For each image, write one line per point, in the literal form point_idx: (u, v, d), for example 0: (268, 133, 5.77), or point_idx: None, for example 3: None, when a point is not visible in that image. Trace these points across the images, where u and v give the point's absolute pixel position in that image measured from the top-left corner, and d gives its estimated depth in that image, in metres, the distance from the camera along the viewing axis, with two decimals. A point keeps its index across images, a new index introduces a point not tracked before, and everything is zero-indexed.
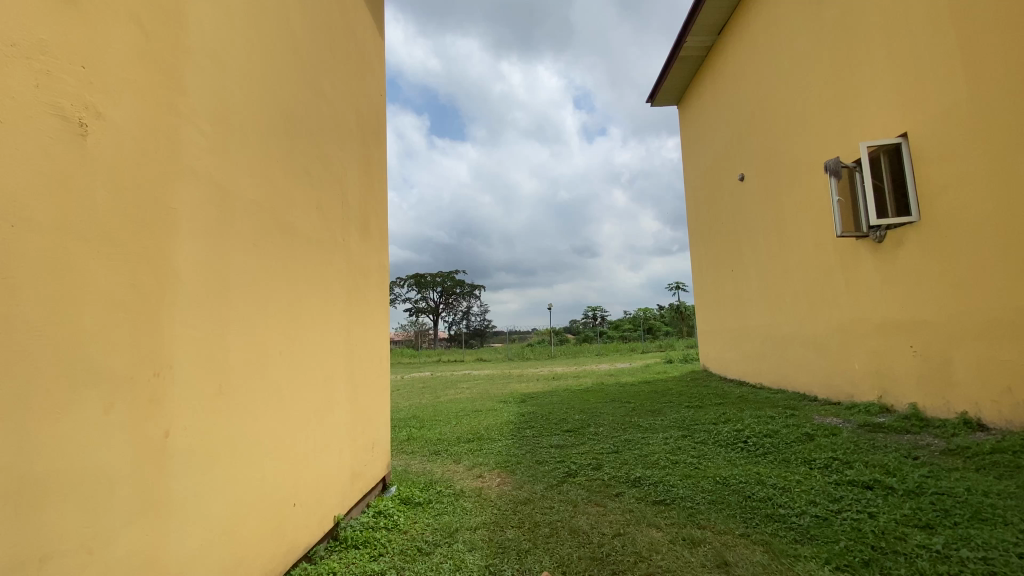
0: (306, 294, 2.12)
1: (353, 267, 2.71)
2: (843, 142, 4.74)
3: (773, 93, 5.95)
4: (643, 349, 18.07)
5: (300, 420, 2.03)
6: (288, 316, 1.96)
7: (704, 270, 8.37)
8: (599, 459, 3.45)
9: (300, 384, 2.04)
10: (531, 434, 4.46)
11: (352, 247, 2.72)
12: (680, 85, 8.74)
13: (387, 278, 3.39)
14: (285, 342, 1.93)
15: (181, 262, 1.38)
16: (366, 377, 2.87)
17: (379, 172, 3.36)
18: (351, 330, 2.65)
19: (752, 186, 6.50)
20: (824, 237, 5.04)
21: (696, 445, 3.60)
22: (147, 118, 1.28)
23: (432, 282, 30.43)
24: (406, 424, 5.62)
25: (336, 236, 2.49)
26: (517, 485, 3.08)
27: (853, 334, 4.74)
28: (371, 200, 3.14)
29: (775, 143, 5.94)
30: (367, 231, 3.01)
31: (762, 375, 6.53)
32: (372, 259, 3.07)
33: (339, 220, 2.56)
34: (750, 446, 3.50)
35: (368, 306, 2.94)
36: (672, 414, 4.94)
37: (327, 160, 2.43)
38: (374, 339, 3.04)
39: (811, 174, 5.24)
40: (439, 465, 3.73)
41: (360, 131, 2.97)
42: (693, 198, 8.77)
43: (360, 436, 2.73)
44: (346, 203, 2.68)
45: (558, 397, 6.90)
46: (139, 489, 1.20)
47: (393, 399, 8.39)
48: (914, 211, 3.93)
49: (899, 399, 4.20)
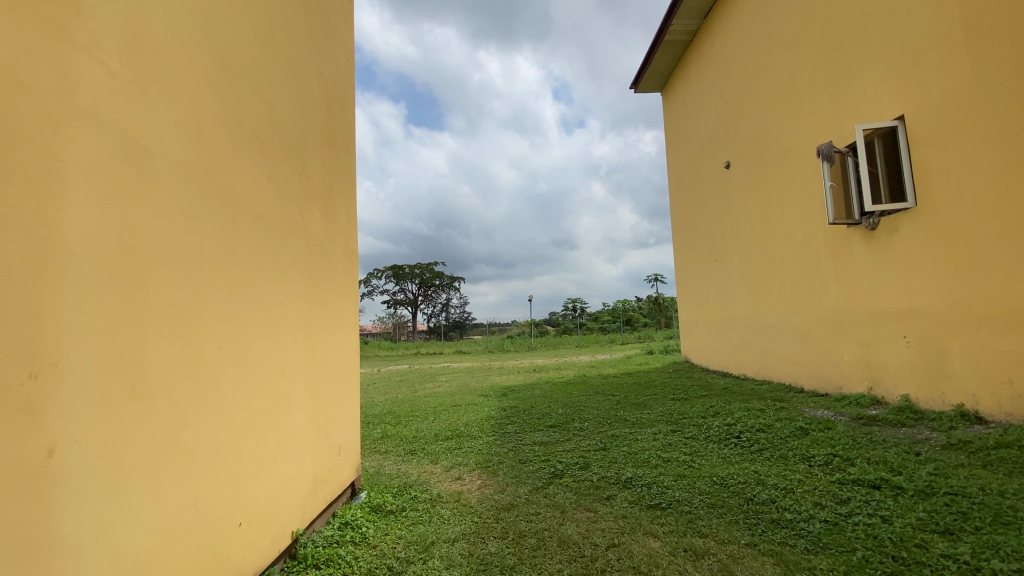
0: (255, 279, 1.83)
1: (314, 250, 2.41)
2: (835, 127, 4.59)
3: (761, 77, 5.78)
4: (623, 341, 17.99)
5: (247, 425, 1.75)
6: (231, 303, 1.67)
7: (687, 261, 8.22)
8: (586, 457, 3.22)
9: (247, 382, 1.75)
10: (513, 430, 4.22)
11: (313, 227, 2.42)
12: (665, 70, 8.53)
13: (356, 263, 3.08)
14: (227, 335, 1.64)
15: (72, 232, 1.09)
16: (331, 373, 2.58)
17: (347, 146, 3.05)
18: (313, 322, 2.36)
19: (739, 173, 6.33)
20: (813, 225, 4.90)
21: (689, 442, 3.41)
22: (21, 39, 0.98)
23: (411, 273, 29.93)
24: (380, 421, 5.33)
25: (293, 214, 2.19)
26: (498, 488, 2.83)
27: (842, 325, 4.62)
28: (337, 177, 2.83)
29: (763, 129, 5.78)
30: (331, 211, 2.70)
31: (746, 367, 6.41)
32: (337, 243, 2.77)
33: (297, 196, 2.26)
34: (744, 441, 3.32)
35: (333, 294, 2.64)
36: (659, 408, 4.76)
37: (282, 126, 2.13)
38: (341, 331, 2.75)
39: (801, 160, 5.08)
40: (414, 466, 3.45)
41: (323, 97, 2.65)
42: (677, 188, 8.61)
43: (324, 439, 2.45)
44: (306, 177, 2.38)
45: (540, 390, 6.67)
46: (6, 525, 0.92)
47: (368, 394, 8.06)
48: (910, 198, 3.79)
49: (890, 391, 4.10)
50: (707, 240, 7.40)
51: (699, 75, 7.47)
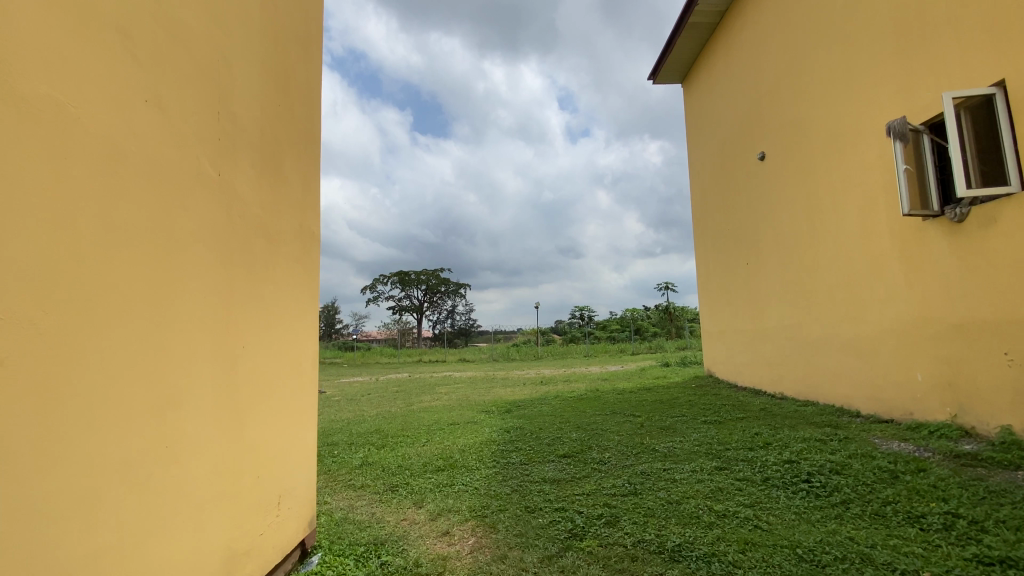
0: (98, 253, 1.13)
1: (240, 222, 1.71)
2: (907, 102, 3.85)
3: (806, 53, 5.06)
4: (633, 351, 17.26)
5: (67, 495, 1.03)
6: (24, 286, 0.96)
7: (712, 265, 7.46)
8: (613, 508, 2.47)
9: (68, 424, 1.04)
10: (518, 462, 3.47)
11: (241, 189, 1.72)
12: (689, 57, 7.81)
13: (317, 250, 2.37)
14: (15, 339, 0.94)
15: None
16: (269, 395, 1.87)
17: (310, 98, 2.34)
18: (234, 322, 1.65)
19: (777, 164, 5.61)
20: (876, 220, 4.15)
21: (742, 486, 2.65)
22: None
23: (417, 280, 29.39)
24: (364, 442, 4.59)
25: (199, 164, 1.49)
26: (498, 555, 2.09)
27: (915, 338, 3.84)
28: (289, 132, 2.13)
29: (809, 113, 5.04)
30: (276, 173, 2.00)
31: (785, 385, 5.63)
32: (286, 217, 2.06)
33: (212, 143, 1.56)
34: (817, 488, 2.56)
35: (275, 286, 1.93)
36: (692, 433, 4.00)
37: (180, 31, 1.42)
38: (290, 339, 2.04)
39: (859, 144, 4.34)
40: (391, 512, 2.71)
41: (269, 21, 1.95)
42: (699, 186, 7.88)
43: (254, 488, 1.73)
44: (232, 118, 1.68)
45: (549, 406, 5.94)
46: None
47: (360, 407, 7.38)
48: (1014, 179, 3.05)
49: (982, 420, 3.33)
50: (736, 242, 6.66)
51: (728, 60, 6.78)
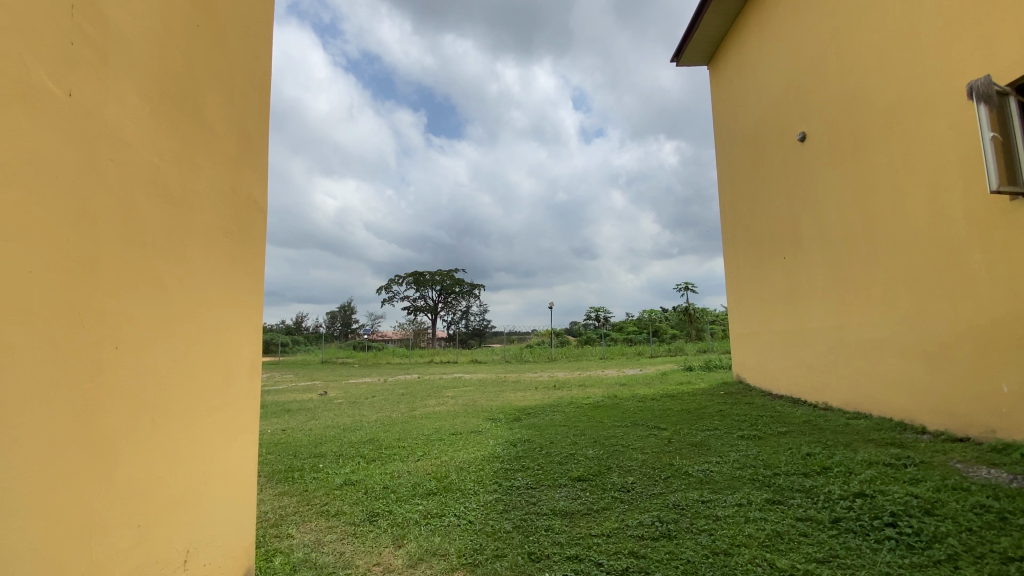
0: None
1: (109, 168, 1.20)
2: (991, 60, 3.22)
3: (858, 15, 4.43)
4: (652, 354, 16.57)
5: None
6: None
7: (744, 261, 6.82)
8: (642, 560, 1.91)
9: None
10: (524, 486, 2.93)
11: (112, 122, 1.21)
12: (717, 34, 7.20)
13: (260, 226, 1.87)
14: None
15: None
16: (167, 414, 1.37)
17: (253, 30, 1.84)
18: (93, 310, 1.15)
19: (821, 144, 4.98)
20: (949, 202, 3.52)
21: (806, 530, 2.07)
22: None
23: (432, 280, 29.04)
24: (354, 455, 4.09)
25: (21, 72, 0.99)
26: None
27: (997, 343, 3.21)
28: (215, 63, 1.62)
29: (861, 83, 4.42)
30: (191, 117, 1.50)
31: (830, 393, 4.99)
32: (204, 175, 1.55)
33: (55, 51, 1.07)
34: (908, 538, 1.96)
35: (180, 264, 1.43)
36: (729, 453, 3.40)
37: None
38: (208, 340, 1.55)
39: (926, 114, 3.71)
40: (364, 553, 2.19)
41: None
42: (727, 175, 7.24)
43: (131, 547, 1.23)
44: (99, 20, 1.18)
45: (562, 415, 5.38)
46: None
47: (361, 411, 6.89)
48: None
49: None
50: (771, 234, 6.03)
51: (762, 33, 6.15)
